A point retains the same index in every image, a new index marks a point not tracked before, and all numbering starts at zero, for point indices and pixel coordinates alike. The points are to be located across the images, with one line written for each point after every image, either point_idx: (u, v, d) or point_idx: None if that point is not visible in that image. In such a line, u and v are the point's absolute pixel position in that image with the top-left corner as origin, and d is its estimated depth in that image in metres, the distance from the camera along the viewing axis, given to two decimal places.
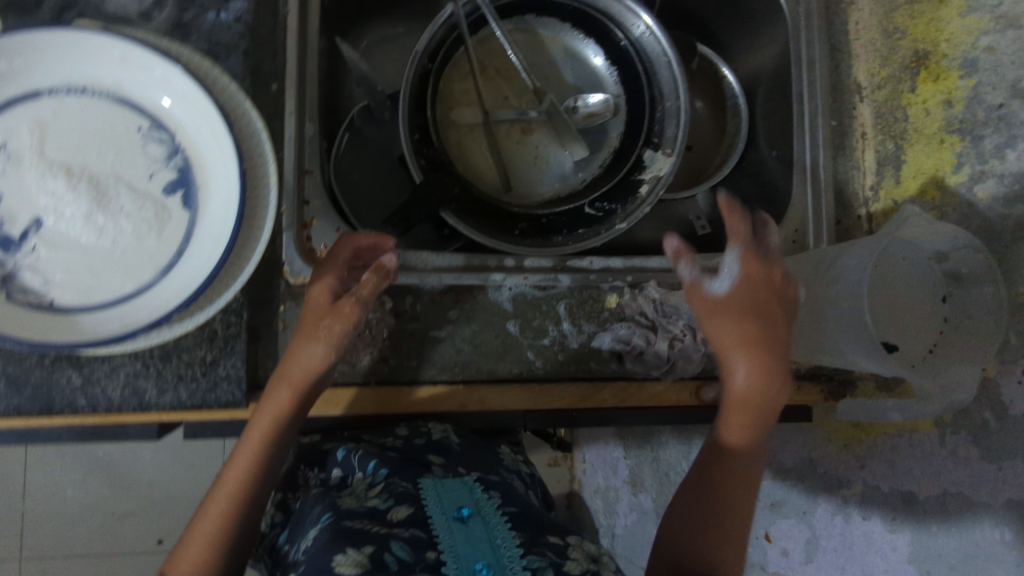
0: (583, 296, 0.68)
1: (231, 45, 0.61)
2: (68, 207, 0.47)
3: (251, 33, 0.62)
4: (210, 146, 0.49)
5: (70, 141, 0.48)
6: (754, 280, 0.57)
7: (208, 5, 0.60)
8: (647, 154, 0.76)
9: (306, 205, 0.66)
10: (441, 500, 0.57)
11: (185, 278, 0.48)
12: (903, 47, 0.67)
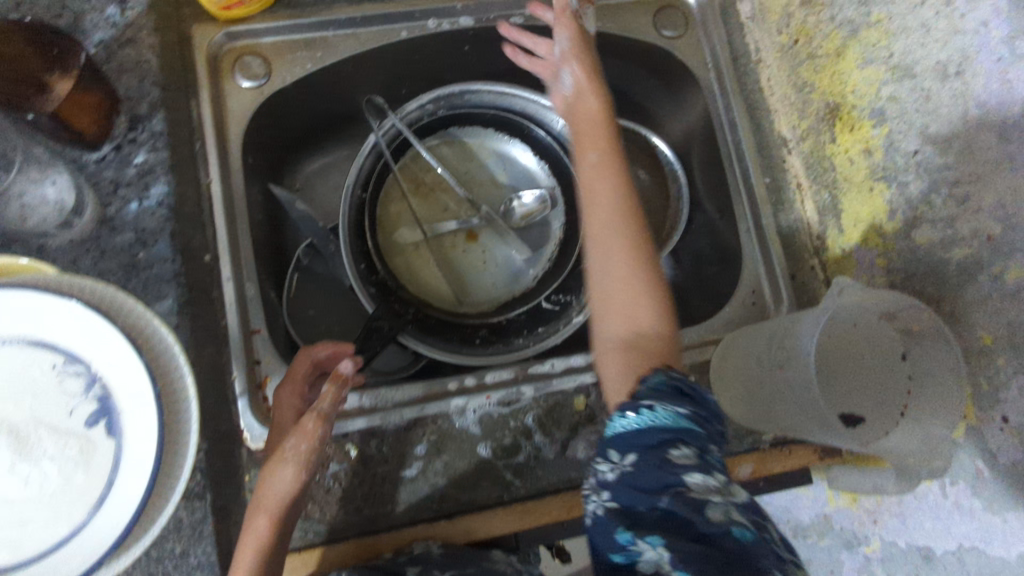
0: (549, 404, 0.66)
1: (157, 230, 0.61)
2: None
3: (176, 212, 0.63)
4: (119, 371, 0.41)
5: None
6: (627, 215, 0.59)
7: (129, 195, 0.62)
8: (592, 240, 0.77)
9: (258, 365, 0.67)
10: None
11: (110, 524, 0.40)
12: (815, 100, 0.67)
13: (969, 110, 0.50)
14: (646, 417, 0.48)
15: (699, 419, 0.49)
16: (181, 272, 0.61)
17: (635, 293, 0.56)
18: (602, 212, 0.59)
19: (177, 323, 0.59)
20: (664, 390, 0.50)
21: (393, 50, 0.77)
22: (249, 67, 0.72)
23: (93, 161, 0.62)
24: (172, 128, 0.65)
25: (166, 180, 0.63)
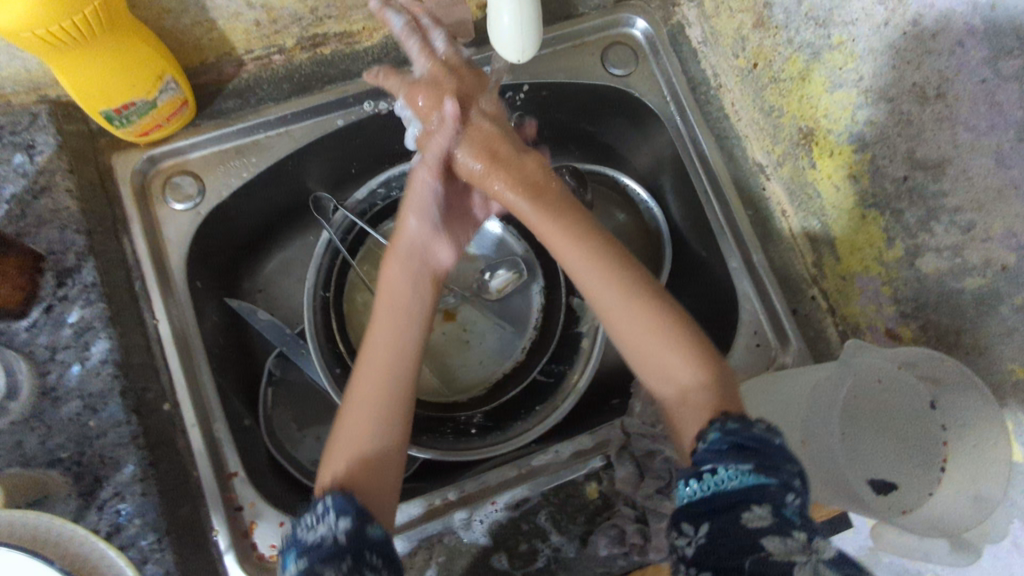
0: (561, 498, 0.60)
1: (105, 390, 0.56)
2: None
3: (124, 366, 0.58)
4: None
5: None
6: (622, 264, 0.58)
7: (69, 358, 0.57)
8: (576, 303, 0.75)
9: (241, 510, 0.61)
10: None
11: None
12: (785, 124, 0.63)
13: (959, 135, 0.46)
14: (711, 481, 0.44)
15: (768, 469, 0.43)
16: (138, 432, 0.56)
17: (659, 331, 0.55)
18: (607, 294, 0.57)
19: (142, 489, 0.54)
20: (723, 447, 0.45)
21: (334, 140, 0.73)
22: (182, 189, 0.68)
23: (22, 328, 0.57)
24: (105, 275, 0.60)
25: (106, 333, 0.58)
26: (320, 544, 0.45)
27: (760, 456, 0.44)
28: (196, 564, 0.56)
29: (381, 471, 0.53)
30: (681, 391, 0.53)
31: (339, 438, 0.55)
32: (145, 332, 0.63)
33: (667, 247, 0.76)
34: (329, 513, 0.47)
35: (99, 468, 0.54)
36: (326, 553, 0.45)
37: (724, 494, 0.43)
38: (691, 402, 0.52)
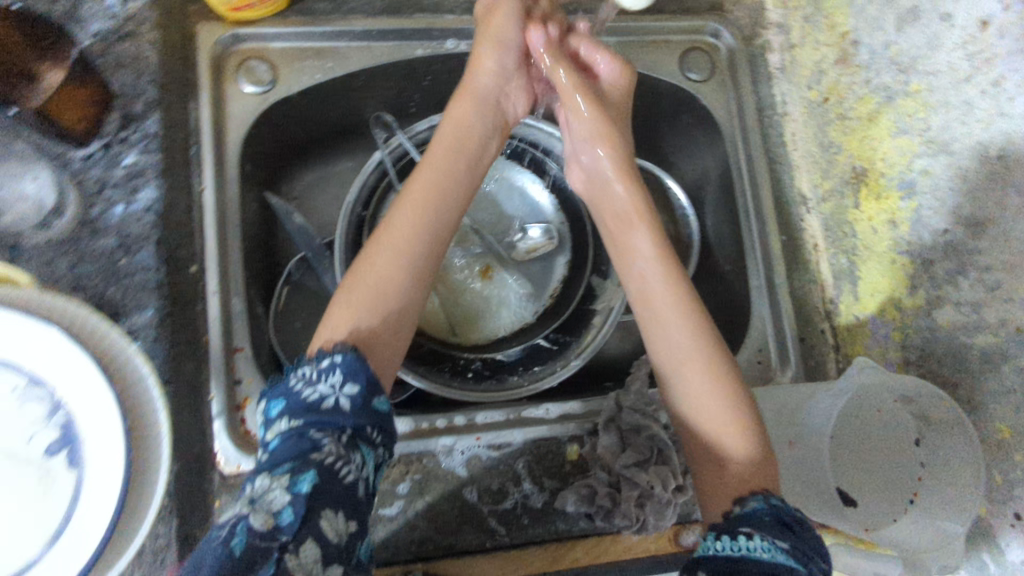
0: (541, 450, 0.62)
1: (142, 236, 0.58)
2: None
3: (164, 219, 0.59)
4: (90, 401, 0.38)
5: None
6: (686, 312, 0.57)
7: (116, 197, 0.58)
8: (595, 282, 0.75)
9: (237, 385, 0.62)
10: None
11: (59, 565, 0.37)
12: (840, 161, 0.66)
13: (1009, 198, 0.48)
14: (743, 545, 0.45)
15: (801, 558, 0.44)
16: (164, 282, 0.58)
17: (722, 434, 0.53)
18: (671, 338, 0.56)
19: (155, 336, 0.55)
20: (765, 520, 0.47)
21: (409, 68, 0.74)
22: (254, 72, 0.69)
23: (79, 158, 0.58)
24: (166, 130, 0.62)
25: (155, 184, 0.59)
26: (321, 404, 0.47)
27: (798, 542, 0.45)
28: (187, 421, 0.58)
29: (385, 330, 0.55)
30: (717, 461, 0.53)
31: (352, 295, 0.55)
32: (190, 197, 0.64)
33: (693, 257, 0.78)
34: (338, 372, 0.48)
35: (120, 306, 0.56)
36: (323, 418, 0.46)
37: (752, 561, 0.44)
38: (723, 465, 0.52)
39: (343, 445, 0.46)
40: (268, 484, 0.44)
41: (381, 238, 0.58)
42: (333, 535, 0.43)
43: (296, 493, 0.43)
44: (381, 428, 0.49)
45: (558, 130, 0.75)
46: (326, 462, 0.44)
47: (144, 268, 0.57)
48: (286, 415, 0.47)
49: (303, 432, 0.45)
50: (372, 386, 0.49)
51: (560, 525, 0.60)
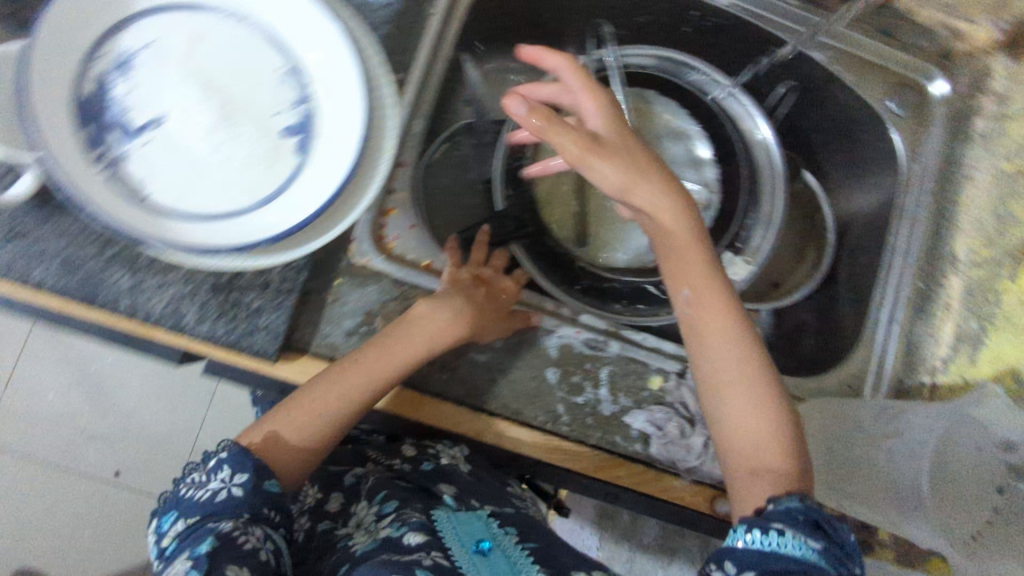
0: (628, 368, 0.65)
1: (372, 25, 0.61)
2: (196, 115, 0.46)
3: (396, 20, 0.62)
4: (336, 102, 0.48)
5: (217, 56, 0.47)
6: (723, 324, 0.54)
7: None
8: (726, 256, 0.74)
9: (388, 194, 0.64)
10: (462, 531, 0.67)
11: (279, 214, 0.47)
12: (1014, 234, 0.67)
13: None
14: (775, 541, 0.45)
15: (830, 556, 0.46)
16: None
17: (756, 442, 0.52)
18: (725, 350, 0.54)
19: None
20: (798, 519, 0.47)
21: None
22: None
23: None
24: None
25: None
26: (212, 498, 0.54)
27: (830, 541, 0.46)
28: None
29: (319, 437, 0.59)
30: (750, 462, 0.52)
31: (292, 414, 0.58)
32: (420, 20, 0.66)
33: (818, 280, 0.78)
34: (224, 469, 0.55)
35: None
36: (218, 508, 0.53)
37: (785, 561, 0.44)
38: (762, 471, 0.52)
39: (255, 521, 0.54)
40: (200, 479, 0.57)
41: (369, 348, 0.57)
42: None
43: (196, 555, 0.50)
44: (276, 506, 0.56)
45: (761, 116, 0.74)
46: (233, 535, 0.51)
47: None
48: (183, 515, 0.54)
49: (198, 527, 0.52)
50: (261, 471, 0.56)
51: (618, 440, 0.63)
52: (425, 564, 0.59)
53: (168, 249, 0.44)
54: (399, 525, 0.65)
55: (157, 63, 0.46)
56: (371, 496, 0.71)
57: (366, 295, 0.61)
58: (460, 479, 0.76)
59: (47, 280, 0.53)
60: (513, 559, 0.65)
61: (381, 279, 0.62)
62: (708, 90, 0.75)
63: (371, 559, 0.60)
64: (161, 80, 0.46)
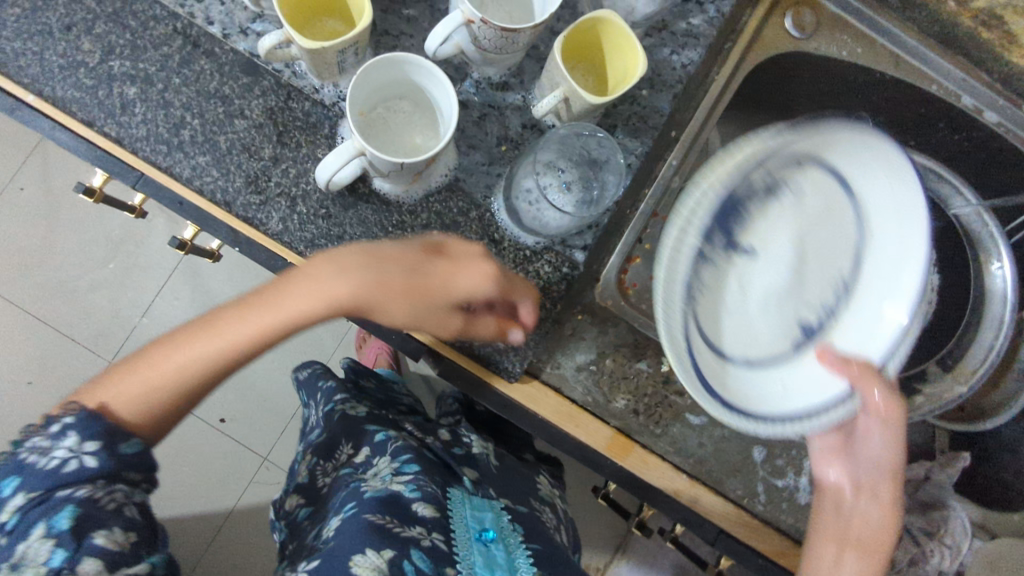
0: None
1: (668, 84, 0.60)
2: (769, 280, 0.57)
3: (689, 81, 0.60)
4: (878, 291, 0.55)
5: (804, 228, 0.56)
6: (846, 507, 0.56)
7: (670, 39, 0.60)
8: (932, 369, 0.72)
9: (638, 243, 0.66)
10: (469, 514, 0.56)
11: (767, 355, 0.57)
12: None
13: None
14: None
15: None
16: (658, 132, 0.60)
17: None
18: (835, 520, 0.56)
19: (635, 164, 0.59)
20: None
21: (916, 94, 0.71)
22: (802, 19, 0.68)
23: None
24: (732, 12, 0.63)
25: (700, 52, 0.60)
26: (61, 467, 0.43)
27: None
28: (600, 245, 0.63)
29: (175, 416, 0.50)
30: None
31: (131, 374, 0.48)
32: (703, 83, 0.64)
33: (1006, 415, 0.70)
34: (71, 436, 0.44)
35: (622, 125, 0.59)
36: (69, 477, 0.43)
37: None
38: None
39: (119, 482, 0.45)
40: (41, 445, 0.44)
41: (264, 306, 0.49)
42: (113, 543, 0.43)
43: (56, 532, 0.41)
44: (142, 467, 0.47)
45: (1003, 241, 0.70)
46: (93, 499, 0.43)
47: (654, 109, 0.60)
48: (24, 488, 0.43)
49: (46, 501, 0.42)
50: (117, 427, 0.46)
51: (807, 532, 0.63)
52: (421, 547, 0.51)
53: (731, 415, 0.53)
54: (412, 485, 0.56)
55: (773, 234, 0.57)
56: (393, 449, 0.61)
57: (605, 337, 0.64)
58: (488, 469, 0.67)
59: None
60: (515, 557, 0.54)
61: (618, 323, 0.64)
62: (952, 204, 0.71)
63: (366, 520, 0.51)
64: (769, 249, 0.57)
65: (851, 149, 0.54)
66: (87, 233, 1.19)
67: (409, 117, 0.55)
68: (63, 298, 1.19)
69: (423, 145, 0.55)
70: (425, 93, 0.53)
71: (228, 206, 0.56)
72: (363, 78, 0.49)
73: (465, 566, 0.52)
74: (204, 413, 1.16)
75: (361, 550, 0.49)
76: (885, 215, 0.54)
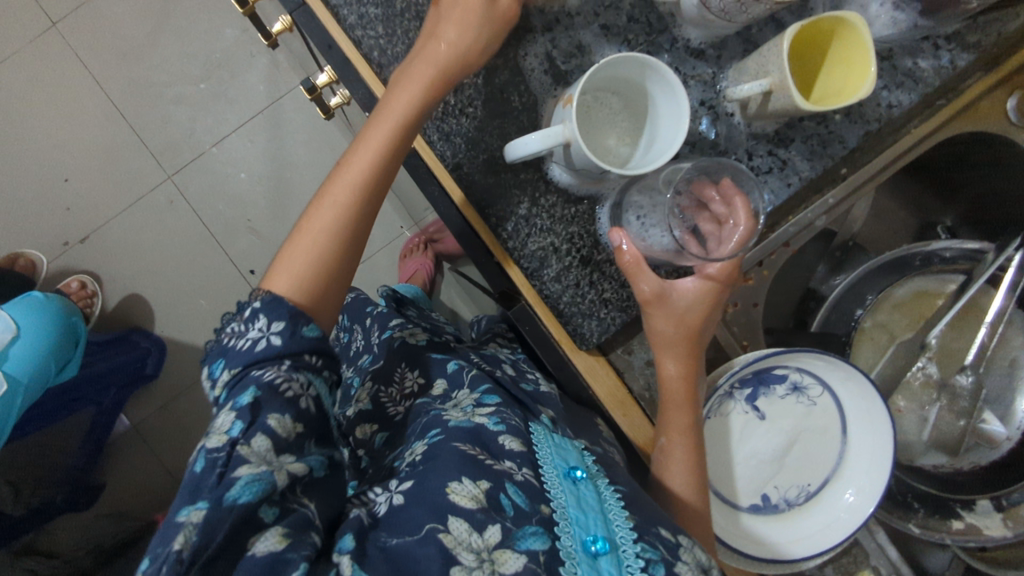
0: (845, 551, 0.64)
1: (865, 119, 0.55)
2: (773, 445, 0.57)
3: (888, 124, 0.56)
4: (831, 511, 0.57)
5: (794, 421, 0.58)
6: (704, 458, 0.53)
7: (885, 75, 0.55)
8: (983, 502, 0.67)
9: (758, 267, 0.62)
10: (555, 451, 0.46)
11: (757, 506, 0.57)
12: None
13: None
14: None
15: None
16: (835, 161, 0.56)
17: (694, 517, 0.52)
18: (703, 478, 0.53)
19: (795, 184, 0.55)
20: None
21: None
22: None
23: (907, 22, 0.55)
24: (962, 70, 0.57)
25: (913, 97, 0.55)
26: (251, 349, 0.41)
27: None
28: None
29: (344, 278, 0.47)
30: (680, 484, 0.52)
31: (292, 251, 0.46)
32: (896, 130, 0.59)
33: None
34: (261, 318, 0.42)
35: (801, 141, 0.55)
36: (260, 361, 0.40)
37: None
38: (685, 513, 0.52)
39: (302, 369, 0.41)
40: (240, 329, 0.43)
41: (366, 136, 0.48)
42: (283, 430, 0.38)
43: (238, 405, 0.38)
44: (322, 353, 0.43)
45: None
46: (277, 382, 0.39)
47: (842, 139, 0.55)
48: (226, 367, 0.41)
49: (242, 379, 0.40)
50: (296, 313, 0.43)
51: None
52: (516, 481, 0.42)
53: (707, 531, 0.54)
54: (496, 418, 0.48)
55: (779, 409, 0.58)
56: (470, 381, 0.55)
57: None
58: (557, 408, 0.56)
59: (461, 169, 0.54)
60: (607, 501, 0.43)
61: None
62: None
63: (457, 449, 0.44)
64: (777, 417, 0.57)
65: (845, 379, 0.57)
66: (188, 45, 1.15)
67: (613, 116, 0.51)
68: (145, 98, 1.15)
69: (617, 148, 0.51)
70: (649, 101, 0.49)
71: (381, 68, 0.53)
72: (616, 64, 0.46)
73: (558, 507, 0.41)
74: (239, 261, 1.17)
75: (457, 477, 0.41)
76: (866, 457, 0.57)
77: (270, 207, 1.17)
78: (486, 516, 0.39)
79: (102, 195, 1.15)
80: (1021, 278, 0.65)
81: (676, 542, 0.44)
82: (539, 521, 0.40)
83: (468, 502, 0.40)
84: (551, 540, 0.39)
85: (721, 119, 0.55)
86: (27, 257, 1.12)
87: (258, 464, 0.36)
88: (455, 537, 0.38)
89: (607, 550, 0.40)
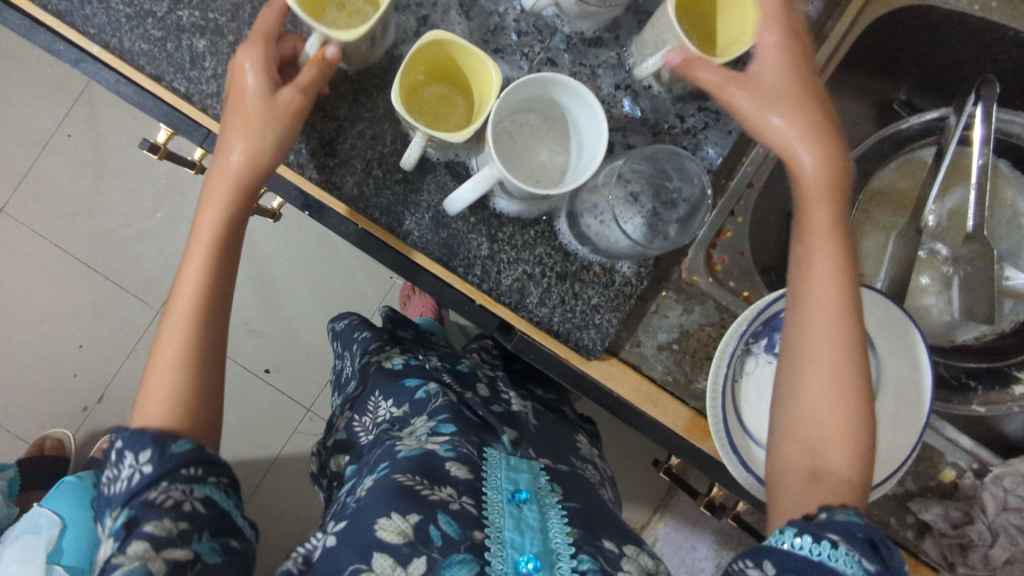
0: (919, 456, 0.63)
1: None
2: None
3: None
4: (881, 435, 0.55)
5: None
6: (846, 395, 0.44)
7: None
8: None
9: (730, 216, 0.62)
10: (506, 474, 0.48)
11: None
12: None
13: None
14: (824, 551, 0.37)
15: None
16: None
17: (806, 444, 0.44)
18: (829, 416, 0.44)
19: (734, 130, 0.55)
20: (856, 535, 0.38)
21: None
22: None
23: None
24: None
25: None
26: (128, 483, 0.42)
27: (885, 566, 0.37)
28: None
29: (213, 415, 0.48)
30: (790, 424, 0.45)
31: (154, 377, 0.46)
32: None
33: None
34: (127, 454, 0.43)
35: None
36: (132, 490, 0.42)
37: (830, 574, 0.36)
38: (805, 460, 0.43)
39: (178, 483, 0.43)
40: (112, 473, 0.44)
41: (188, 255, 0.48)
42: (163, 531, 0.40)
43: (116, 530, 0.40)
44: (201, 462, 0.44)
45: None
46: (156, 497, 0.41)
47: None
48: (110, 510, 0.42)
49: (133, 500, 0.41)
50: (159, 438, 0.43)
51: (892, 522, 0.62)
52: (450, 509, 0.44)
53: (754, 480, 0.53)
54: (448, 445, 0.49)
55: None
56: (431, 409, 0.55)
57: (690, 316, 0.60)
58: (528, 427, 0.60)
59: (414, 234, 0.54)
60: (548, 519, 0.45)
61: (705, 301, 0.60)
62: None
63: (394, 481, 0.45)
64: None
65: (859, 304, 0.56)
66: (131, 184, 1.15)
67: (535, 132, 0.50)
68: (110, 246, 1.15)
69: (549, 161, 0.50)
70: (561, 108, 0.49)
71: (301, 167, 0.53)
72: (516, 89, 0.45)
73: (492, 532, 0.44)
74: (248, 365, 1.14)
75: (387, 513, 0.43)
76: (893, 392, 0.56)
77: (258, 305, 1.15)
78: (412, 549, 0.41)
79: (103, 353, 1.15)
80: (990, 129, 0.63)
81: (621, 553, 0.47)
82: (467, 548, 0.42)
83: (395, 537, 0.42)
84: (477, 564, 0.41)
85: (642, 96, 0.54)
86: (54, 437, 1.13)
87: (131, 564, 0.39)
88: (380, 573, 0.41)
89: (540, 567, 0.42)
